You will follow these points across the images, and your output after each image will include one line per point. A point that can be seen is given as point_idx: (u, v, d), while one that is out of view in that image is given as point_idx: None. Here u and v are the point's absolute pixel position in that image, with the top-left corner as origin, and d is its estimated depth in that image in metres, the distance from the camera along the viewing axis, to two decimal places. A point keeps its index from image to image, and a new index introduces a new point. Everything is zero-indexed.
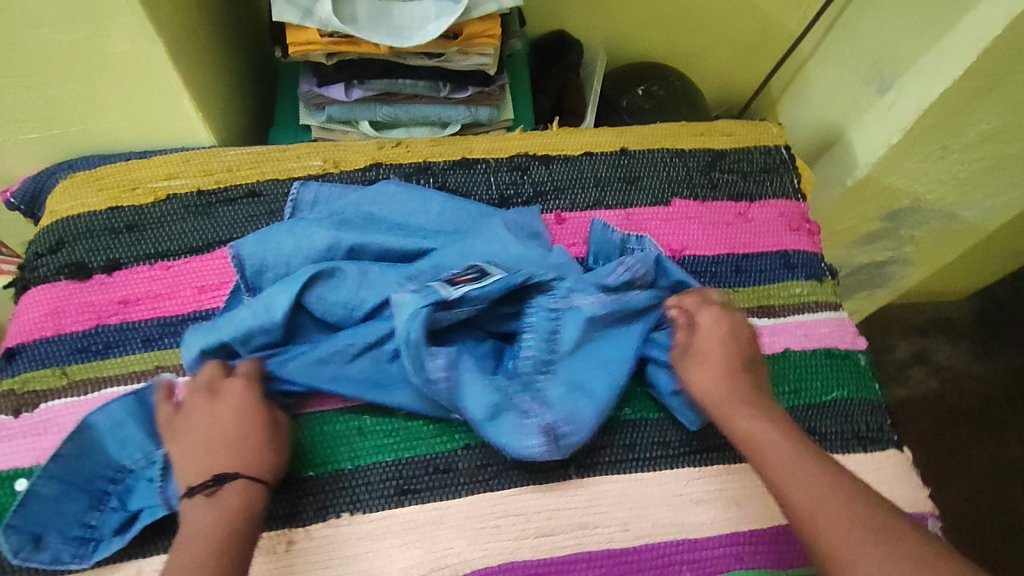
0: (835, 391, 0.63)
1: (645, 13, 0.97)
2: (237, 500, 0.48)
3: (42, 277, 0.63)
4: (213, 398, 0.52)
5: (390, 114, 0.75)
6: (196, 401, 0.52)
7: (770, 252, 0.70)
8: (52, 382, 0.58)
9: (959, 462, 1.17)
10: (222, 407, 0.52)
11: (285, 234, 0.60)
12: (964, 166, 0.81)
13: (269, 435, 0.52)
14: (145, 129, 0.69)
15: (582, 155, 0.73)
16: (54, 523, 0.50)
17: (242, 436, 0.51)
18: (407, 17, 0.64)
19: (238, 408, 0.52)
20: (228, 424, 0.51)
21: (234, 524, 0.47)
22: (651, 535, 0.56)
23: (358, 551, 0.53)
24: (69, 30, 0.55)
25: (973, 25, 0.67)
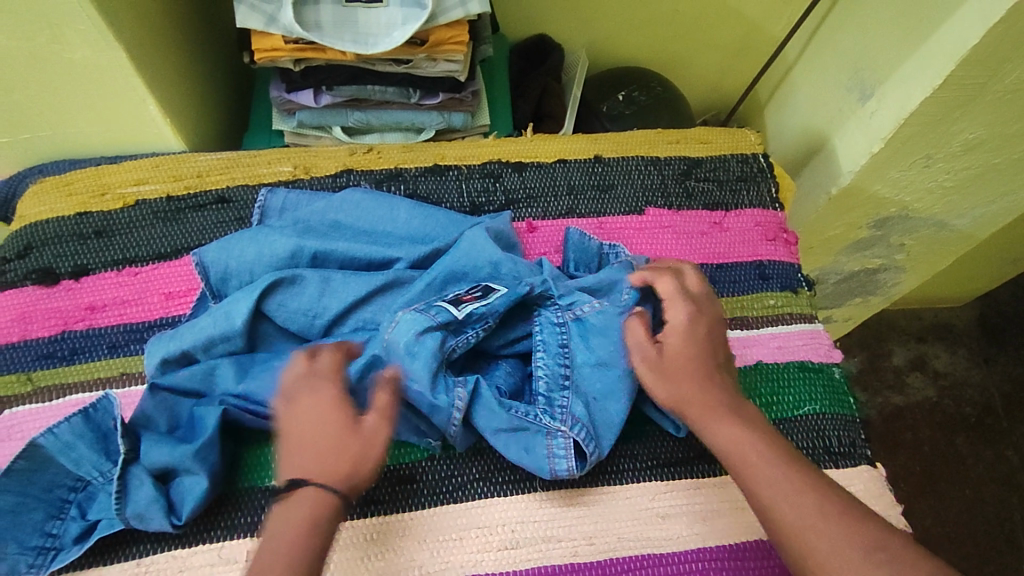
0: (807, 406, 0.61)
1: (629, 18, 0.97)
2: (310, 510, 0.44)
3: (9, 283, 0.62)
4: (314, 385, 0.48)
5: (362, 119, 0.74)
6: (303, 386, 0.47)
7: (744, 263, 0.68)
8: (18, 389, 0.58)
9: (957, 472, 1.14)
10: (313, 401, 0.47)
11: (248, 241, 0.59)
12: (950, 175, 0.80)
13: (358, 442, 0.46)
14: (115, 134, 0.69)
15: (556, 163, 0.72)
16: (12, 534, 0.50)
17: (330, 440, 0.45)
18: (372, 23, 0.63)
19: (329, 405, 0.47)
20: (318, 423, 0.46)
21: (303, 538, 0.43)
22: (615, 550, 0.54)
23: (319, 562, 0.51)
24: (28, 38, 0.56)
25: (951, 34, 0.65)
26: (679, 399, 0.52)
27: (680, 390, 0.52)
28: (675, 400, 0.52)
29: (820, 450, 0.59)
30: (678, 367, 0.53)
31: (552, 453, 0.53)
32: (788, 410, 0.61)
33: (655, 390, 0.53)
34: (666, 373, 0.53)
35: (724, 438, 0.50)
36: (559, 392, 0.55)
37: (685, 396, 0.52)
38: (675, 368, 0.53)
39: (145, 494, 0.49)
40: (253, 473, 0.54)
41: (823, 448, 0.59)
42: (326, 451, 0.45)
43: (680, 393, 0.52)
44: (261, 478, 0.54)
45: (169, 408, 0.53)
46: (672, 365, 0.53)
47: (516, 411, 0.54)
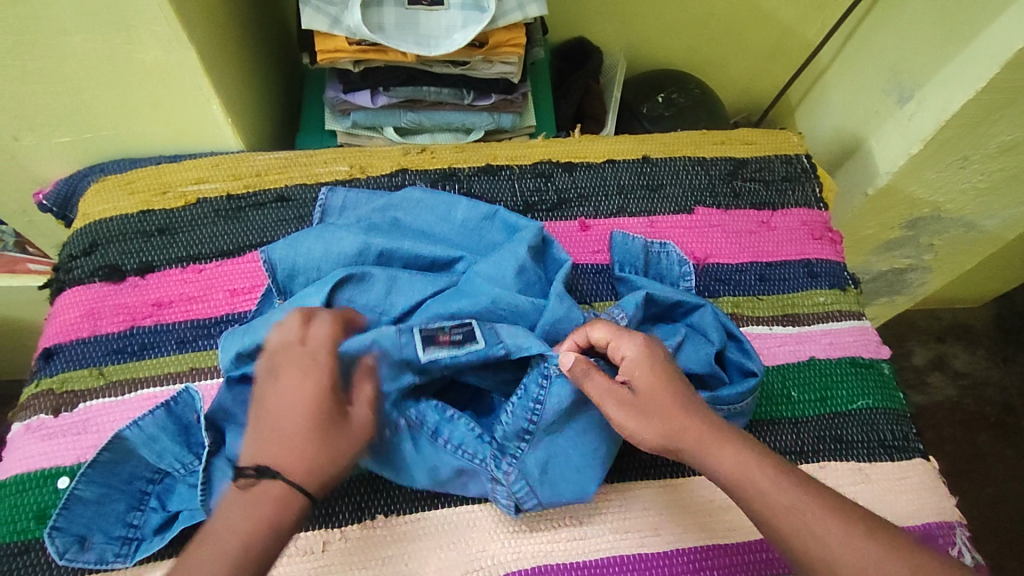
0: (859, 400, 0.63)
1: (664, 20, 0.99)
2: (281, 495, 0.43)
3: (76, 279, 0.63)
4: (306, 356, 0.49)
5: (414, 120, 0.76)
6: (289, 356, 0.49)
7: (793, 261, 0.70)
8: (90, 382, 0.59)
9: (979, 470, 1.16)
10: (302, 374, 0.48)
11: (314, 238, 0.61)
12: (984, 176, 0.81)
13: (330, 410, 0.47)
14: (175, 133, 0.70)
15: (605, 163, 0.73)
16: (97, 524, 0.51)
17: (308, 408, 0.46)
18: (433, 26, 0.66)
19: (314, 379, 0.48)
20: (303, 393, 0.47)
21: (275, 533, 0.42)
22: (682, 541, 0.55)
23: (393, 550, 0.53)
24: (102, 38, 0.57)
25: (994, 38, 0.67)
26: (669, 437, 0.47)
27: (662, 427, 0.47)
28: (666, 440, 0.47)
29: (874, 443, 0.61)
30: (657, 404, 0.48)
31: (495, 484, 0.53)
32: (841, 404, 0.62)
33: (640, 433, 0.48)
34: (645, 417, 0.48)
35: (726, 467, 0.45)
36: (518, 444, 0.52)
37: (670, 431, 0.47)
38: (650, 409, 0.48)
39: (227, 486, 0.50)
40: None
41: (877, 441, 0.61)
42: (302, 438, 0.45)
43: (664, 431, 0.47)
44: None
45: (246, 403, 0.54)
46: (646, 404, 0.48)
47: (460, 453, 0.53)
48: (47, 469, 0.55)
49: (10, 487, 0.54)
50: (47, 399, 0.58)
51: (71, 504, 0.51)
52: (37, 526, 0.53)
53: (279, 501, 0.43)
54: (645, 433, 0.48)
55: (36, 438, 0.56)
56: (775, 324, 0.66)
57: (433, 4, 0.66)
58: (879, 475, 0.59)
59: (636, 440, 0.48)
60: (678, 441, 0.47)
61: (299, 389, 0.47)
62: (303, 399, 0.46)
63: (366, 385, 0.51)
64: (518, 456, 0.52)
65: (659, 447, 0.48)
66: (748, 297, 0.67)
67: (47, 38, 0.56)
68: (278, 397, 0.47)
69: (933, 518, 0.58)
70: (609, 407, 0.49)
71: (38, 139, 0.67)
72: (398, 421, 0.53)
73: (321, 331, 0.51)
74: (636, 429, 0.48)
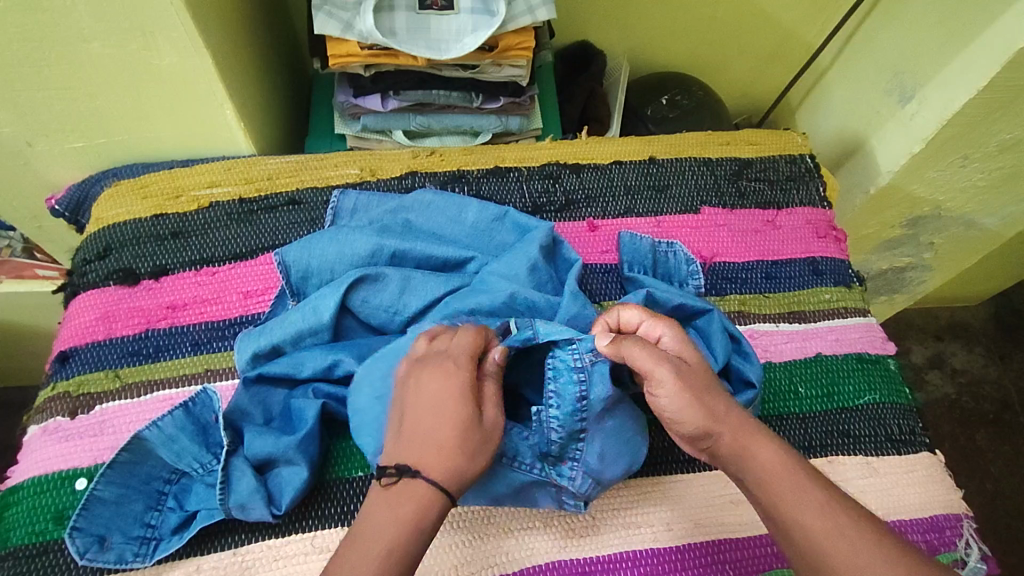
0: (866, 396, 0.64)
1: (666, 24, 1.00)
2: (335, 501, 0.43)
3: (91, 283, 0.64)
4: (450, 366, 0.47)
5: (424, 123, 0.78)
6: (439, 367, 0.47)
7: (798, 259, 0.71)
8: (106, 385, 0.59)
9: (978, 467, 1.17)
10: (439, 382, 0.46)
11: (328, 240, 0.61)
12: (984, 175, 0.82)
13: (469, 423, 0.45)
14: (187, 137, 0.71)
15: (612, 164, 0.74)
16: (116, 524, 0.51)
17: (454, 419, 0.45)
18: (444, 30, 0.67)
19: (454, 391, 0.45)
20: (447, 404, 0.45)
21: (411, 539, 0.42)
22: (693, 535, 0.56)
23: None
24: (120, 44, 0.57)
25: (995, 38, 0.69)
26: (713, 421, 0.47)
27: (708, 408, 0.48)
28: (710, 423, 0.47)
29: (881, 437, 0.62)
30: (703, 383, 0.49)
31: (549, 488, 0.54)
32: (848, 399, 0.63)
33: (689, 415, 0.47)
34: (694, 394, 0.48)
35: (766, 459, 0.46)
36: (573, 443, 0.53)
37: (715, 414, 0.47)
38: (697, 387, 0.48)
39: (246, 485, 0.51)
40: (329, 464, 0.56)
41: (884, 435, 0.62)
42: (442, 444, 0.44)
43: (710, 413, 0.47)
44: (348, 470, 0.56)
45: (262, 402, 0.56)
46: (694, 380, 0.48)
47: (523, 467, 0.52)
48: (65, 471, 0.55)
49: (28, 490, 0.54)
50: (63, 401, 0.58)
51: (91, 505, 0.51)
52: (56, 527, 0.53)
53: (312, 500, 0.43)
54: (690, 412, 0.48)
55: (53, 441, 0.56)
56: (782, 321, 0.67)
57: (444, 8, 0.67)
58: (886, 468, 0.60)
59: (676, 418, 0.48)
60: (721, 426, 0.47)
61: (447, 397, 0.45)
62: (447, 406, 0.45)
63: (490, 381, 0.48)
64: (575, 456, 0.53)
65: (697, 427, 0.48)
66: (755, 295, 0.68)
67: (65, 45, 0.56)
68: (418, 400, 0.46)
69: (940, 511, 0.59)
70: (662, 371, 0.48)
71: (52, 144, 0.67)
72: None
73: (467, 342, 0.48)
74: (682, 407, 0.48)
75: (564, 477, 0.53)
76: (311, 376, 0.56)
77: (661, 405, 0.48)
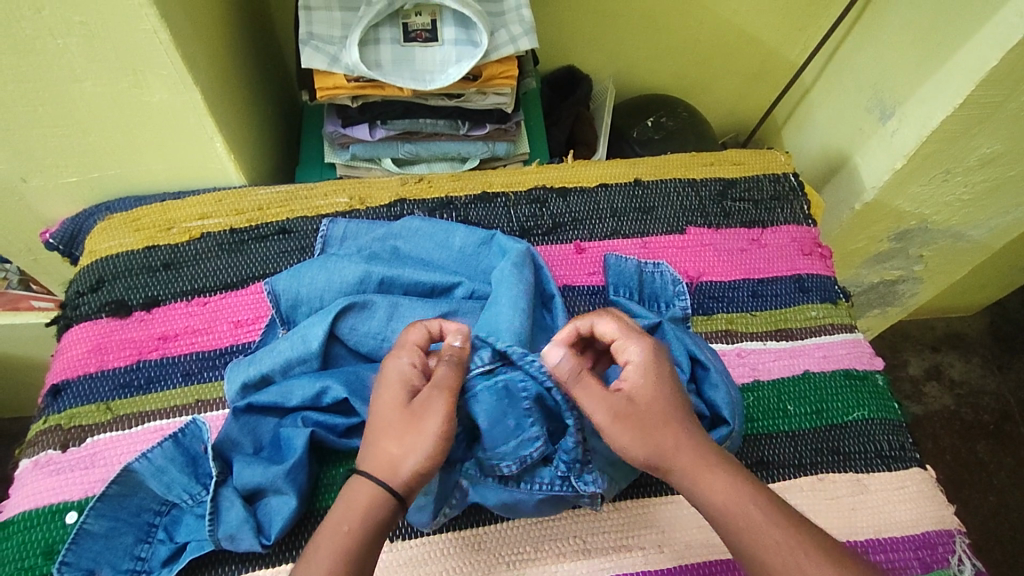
0: (855, 412, 0.64)
1: (650, 46, 1.02)
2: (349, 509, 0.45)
3: (84, 315, 0.65)
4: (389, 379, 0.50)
5: (412, 151, 0.79)
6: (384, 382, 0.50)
7: (784, 277, 0.72)
8: (97, 418, 0.59)
9: (980, 479, 1.16)
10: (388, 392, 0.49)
11: (317, 269, 0.62)
12: (968, 189, 0.83)
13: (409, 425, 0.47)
14: (179, 169, 0.72)
15: (598, 187, 0.75)
16: (106, 558, 0.51)
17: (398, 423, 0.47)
18: (428, 61, 0.69)
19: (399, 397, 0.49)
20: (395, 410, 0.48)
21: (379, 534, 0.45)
22: (685, 557, 0.56)
23: (397, 572, 0.53)
24: (111, 83, 0.59)
25: (968, 57, 0.70)
26: (661, 456, 0.47)
27: (654, 446, 0.47)
28: (659, 458, 0.47)
29: (871, 454, 0.62)
30: (652, 415, 0.48)
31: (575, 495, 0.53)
32: (837, 416, 0.63)
33: (632, 451, 0.47)
34: (631, 429, 0.47)
35: (716, 493, 0.45)
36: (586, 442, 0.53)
37: (662, 451, 0.47)
38: (641, 421, 0.47)
39: (235, 515, 0.51)
40: (312, 494, 0.56)
41: (874, 452, 0.62)
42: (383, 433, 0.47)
43: (653, 449, 0.47)
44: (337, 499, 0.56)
45: (253, 431, 0.57)
46: (635, 416, 0.47)
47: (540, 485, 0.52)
48: (55, 505, 0.55)
49: (18, 524, 0.54)
50: (55, 434, 0.58)
51: (80, 539, 0.51)
52: (46, 561, 0.53)
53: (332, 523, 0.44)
54: (633, 446, 0.47)
55: (44, 474, 0.56)
56: (769, 339, 0.67)
57: (428, 40, 0.69)
58: (876, 486, 0.60)
59: (625, 453, 0.48)
60: (670, 462, 0.47)
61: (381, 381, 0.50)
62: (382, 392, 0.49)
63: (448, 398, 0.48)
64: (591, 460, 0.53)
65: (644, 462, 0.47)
66: (742, 314, 0.69)
67: (58, 85, 0.58)
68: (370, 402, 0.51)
69: (932, 527, 0.58)
70: (598, 417, 0.48)
71: (46, 179, 0.68)
72: (460, 484, 0.53)
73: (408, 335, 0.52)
74: (629, 445, 0.47)
75: (588, 483, 0.52)
76: (300, 405, 0.56)
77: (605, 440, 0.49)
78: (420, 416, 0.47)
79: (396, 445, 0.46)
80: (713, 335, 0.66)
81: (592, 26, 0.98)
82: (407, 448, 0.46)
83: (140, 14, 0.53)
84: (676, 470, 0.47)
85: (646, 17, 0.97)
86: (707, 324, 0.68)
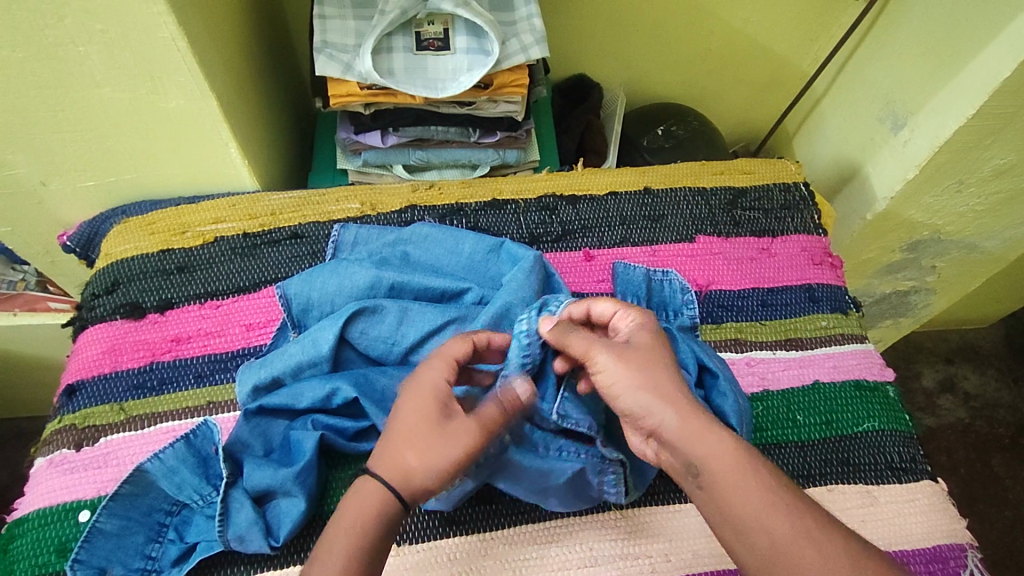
0: (865, 423, 0.63)
1: (661, 55, 1.03)
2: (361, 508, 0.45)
3: (99, 317, 0.65)
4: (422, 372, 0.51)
5: (423, 158, 0.80)
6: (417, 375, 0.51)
7: (794, 286, 0.71)
8: (111, 418, 0.60)
9: (995, 494, 1.14)
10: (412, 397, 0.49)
11: (328, 274, 0.63)
12: (981, 200, 0.83)
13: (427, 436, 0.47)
14: (195, 174, 0.73)
15: (608, 195, 0.76)
16: (117, 557, 0.52)
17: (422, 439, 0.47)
18: (440, 69, 0.69)
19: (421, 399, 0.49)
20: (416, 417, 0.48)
21: (372, 527, 0.45)
22: (691, 566, 0.55)
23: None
24: (130, 90, 0.60)
25: (981, 68, 0.70)
26: (654, 395, 0.46)
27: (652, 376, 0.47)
28: (649, 402, 0.46)
29: (882, 466, 0.61)
30: (640, 359, 0.48)
31: (603, 477, 0.55)
32: (846, 427, 0.63)
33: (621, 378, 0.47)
34: (625, 362, 0.48)
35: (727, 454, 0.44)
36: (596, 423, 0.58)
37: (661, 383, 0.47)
38: (634, 356, 0.49)
39: (245, 516, 0.52)
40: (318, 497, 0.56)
41: (885, 464, 0.62)
42: (409, 449, 0.47)
43: (647, 380, 0.47)
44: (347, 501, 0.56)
45: (263, 433, 0.57)
46: (635, 355, 0.49)
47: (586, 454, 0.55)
48: (69, 503, 0.56)
49: (33, 521, 0.55)
50: (69, 434, 0.59)
51: (92, 537, 0.52)
52: (59, 559, 0.53)
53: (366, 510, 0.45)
54: (626, 388, 0.47)
55: (58, 473, 0.57)
56: (779, 348, 0.67)
57: (440, 49, 0.69)
58: (887, 498, 0.60)
59: (616, 392, 0.48)
60: (664, 405, 0.46)
61: (418, 392, 0.49)
62: (417, 408, 0.48)
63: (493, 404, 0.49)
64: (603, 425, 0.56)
65: (637, 408, 0.47)
66: (751, 323, 0.69)
67: (78, 91, 0.59)
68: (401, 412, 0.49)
69: (941, 541, 0.58)
70: (598, 353, 0.49)
71: (64, 183, 0.70)
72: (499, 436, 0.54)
73: (454, 349, 0.52)
74: (622, 378, 0.47)
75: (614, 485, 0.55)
76: (309, 406, 0.57)
77: (601, 385, 0.49)
78: (450, 441, 0.47)
79: (422, 458, 0.47)
80: (721, 344, 0.66)
81: (603, 35, 0.98)
82: (437, 461, 0.47)
83: (159, 23, 0.54)
84: (670, 420, 0.45)
85: (656, 27, 0.98)
86: (715, 333, 0.67)
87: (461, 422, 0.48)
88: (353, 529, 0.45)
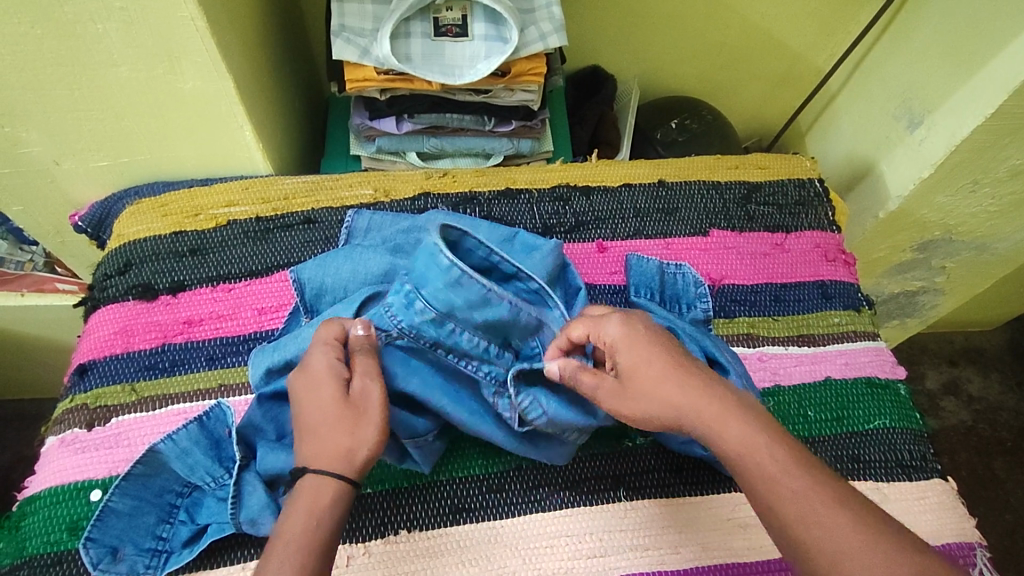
0: (876, 420, 0.63)
1: (675, 48, 1.02)
2: (308, 498, 0.45)
3: (111, 297, 0.65)
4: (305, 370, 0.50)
5: (437, 145, 0.80)
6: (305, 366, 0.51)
7: (807, 283, 0.71)
8: (122, 398, 0.60)
9: (996, 496, 1.14)
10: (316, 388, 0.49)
11: (342, 260, 0.62)
12: (995, 200, 0.82)
13: (342, 416, 0.48)
14: (209, 157, 0.73)
15: (622, 187, 0.75)
16: (129, 536, 0.52)
17: (339, 417, 0.48)
18: (458, 56, 0.69)
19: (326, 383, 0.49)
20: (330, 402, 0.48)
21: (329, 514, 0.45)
22: (701, 558, 0.55)
23: (401, 566, 0.53)
24: (147, 69, 0.60)
25: (1002, 67, 0.69)
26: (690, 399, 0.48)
27: (680, 392, 0.48)
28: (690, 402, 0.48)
29: (892, 462, 0.61)
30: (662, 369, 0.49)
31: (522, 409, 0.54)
32: (857, 424, 0.63)
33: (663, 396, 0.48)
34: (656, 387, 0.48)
35: (754, 434, 0.46)
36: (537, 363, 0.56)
37: (691, 394, 0.48)
38: (657, 379, 0.49)
39: (256, 500, 0.52)
40: None
41: (894, 461, 0.62)
42: (334, 428, 0.47)
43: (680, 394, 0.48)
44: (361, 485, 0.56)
45: (275, 419, 0.56)
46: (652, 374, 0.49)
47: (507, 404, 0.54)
48: (81, 482, 0.56)
49: (44, 499, 0.55)
50: (81, 413, 0.59)
51: (105, 516, 0.52)
52: (71, 537, 0.54)
53: (315, 494, 0.45)
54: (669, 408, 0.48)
55: (70, 451, 0.57)
56: (791, 344, 0.67)
57: (458, 35, 0.69)
58: (896, 495, 0.60)
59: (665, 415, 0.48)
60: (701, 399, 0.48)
61: (314, 385, 0.49)
62: (319, 394, 0.49)
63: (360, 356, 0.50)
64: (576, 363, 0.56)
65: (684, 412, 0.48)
66: (764, 318, 0.68)
67: (97, 70, 0.59)
68: (307, 407, 0.49)
69: (948, 539, 0.58)
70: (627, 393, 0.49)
71: (77, 162, 0.69)
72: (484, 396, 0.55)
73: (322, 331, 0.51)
74: (663, 398, 0.48)
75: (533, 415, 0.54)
76: None
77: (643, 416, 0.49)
78: (361, 409, 0.48)
79: (348, 435, 0.47)
80: (733, 339, 0.66)
81: (618, 28, 0.98)
82: (360, 438, 0.47)
83: (177, 1, 0.54)
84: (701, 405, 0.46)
85: (672, 20, 0.97)
86: (728, 327, 0.67)
87: (359, 388, 0.49)
88: (310, 518, 0.44)
